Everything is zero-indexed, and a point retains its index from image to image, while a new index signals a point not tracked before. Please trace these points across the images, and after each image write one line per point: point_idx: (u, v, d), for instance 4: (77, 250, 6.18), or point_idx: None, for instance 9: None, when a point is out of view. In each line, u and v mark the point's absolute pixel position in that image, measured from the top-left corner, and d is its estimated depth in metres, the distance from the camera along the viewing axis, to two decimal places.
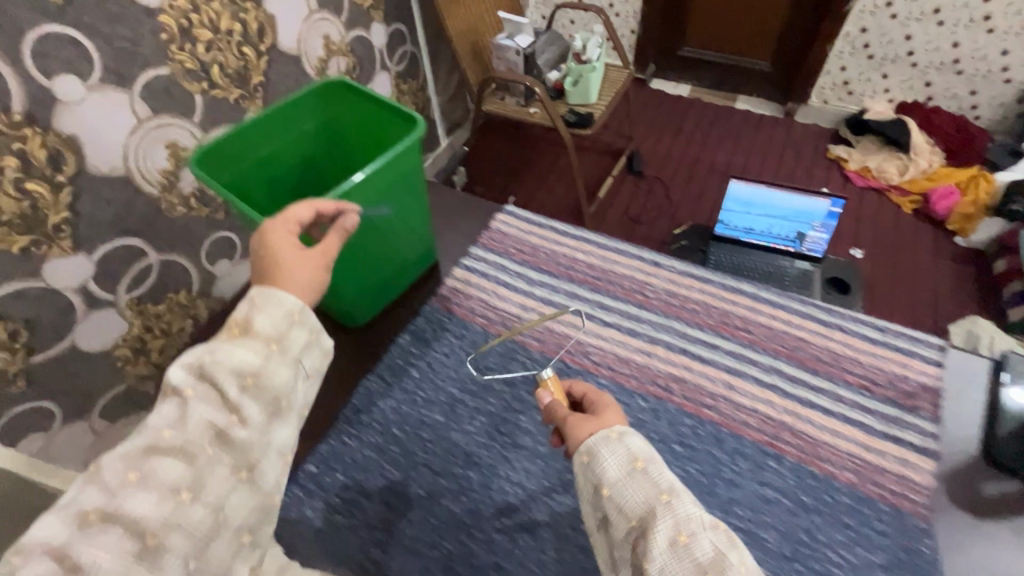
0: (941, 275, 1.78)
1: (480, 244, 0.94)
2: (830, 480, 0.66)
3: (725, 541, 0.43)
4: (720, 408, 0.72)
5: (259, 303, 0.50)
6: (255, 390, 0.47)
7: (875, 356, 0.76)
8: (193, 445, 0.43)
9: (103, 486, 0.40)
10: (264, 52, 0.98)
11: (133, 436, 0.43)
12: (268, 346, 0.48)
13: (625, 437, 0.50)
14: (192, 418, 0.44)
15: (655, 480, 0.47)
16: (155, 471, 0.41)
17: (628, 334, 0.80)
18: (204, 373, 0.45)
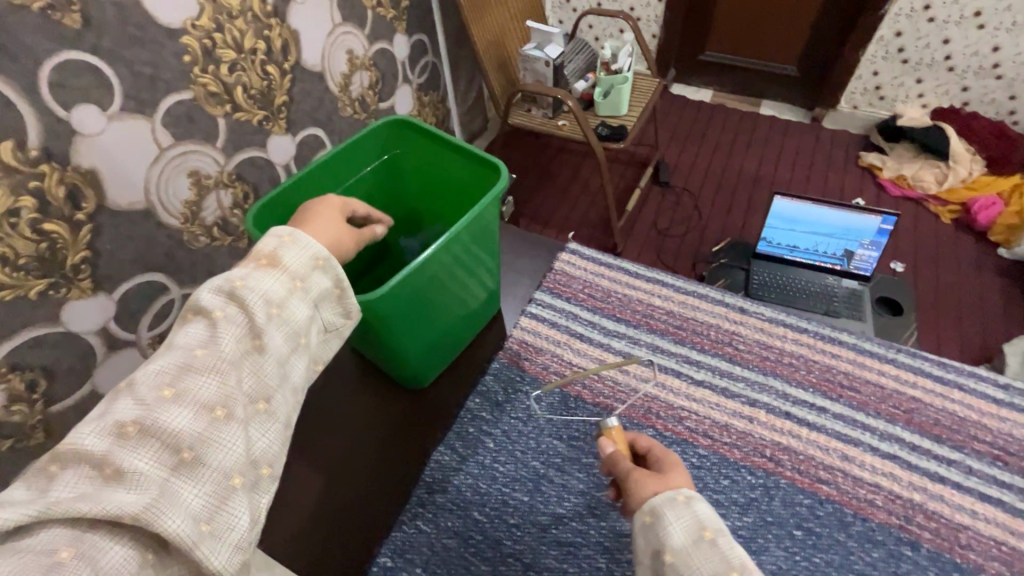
0: (987, 289, 1.66)
1: (545, 289, 0.86)
2: (976, 572, 0.58)
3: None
4: (839, 483, 0.65)
5: (287, 241, 0.51)
6: (281, 322, 0.47)
7: (1003, 421, 0.68)
8: (221, 363, 0.43)
9: (141, 398, 0.40)
10: (289, 70, 0.86)
11: (161, 355, 0.43)
12: (294, 283, 0.49)
13: (694, 501, 0.48)
14: (220, 338, 0.44)
15: (724, 549, 0.45)
16: (187, 391, 0.41)
17: (723, 395, 0.73)
18: (234, 299, 0.46)
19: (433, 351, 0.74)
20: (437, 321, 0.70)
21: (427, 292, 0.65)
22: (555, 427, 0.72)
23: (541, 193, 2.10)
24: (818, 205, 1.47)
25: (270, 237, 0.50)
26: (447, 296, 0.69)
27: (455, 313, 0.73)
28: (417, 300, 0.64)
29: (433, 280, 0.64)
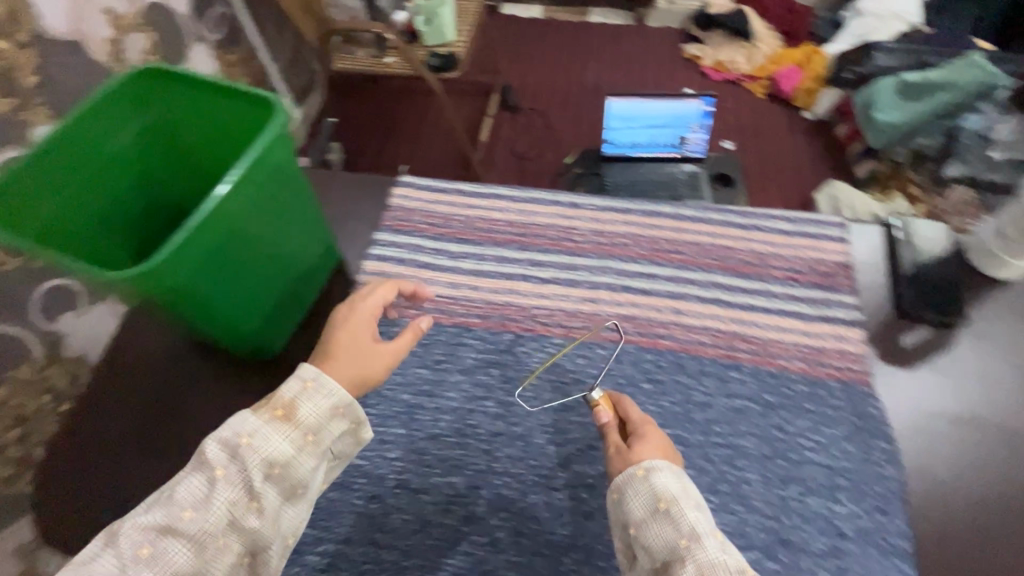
0: (800, 149, 1.92)
1: (385, 227, 0.83)
2: (784, 373, 0.69)
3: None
4: (674, 334, 0.72)
5: (309, 390, 0.50)
6: (283, 479, 0.47)
7: (793, 247, 0.80)
8: (204, 534, 0.43)
9: (130, 542, 0.42)
10: (27, 43, 0.69)
11: (160, 501, 0.44)
12: (302, 444, 0.48)
13: (654, 473, 0.50)
14: (209, 503, 0.44)
15: (678, 519, 0.46)
16: (167, 551, 0.42)
17: (569, 286, 0.77)
18: (237, 457, 0.45)
19: (269, 316, 0.69)
20: (257, 287, 0.65)
21: (226, 261, 0.58)
22: (418, 356, 0.71)
23: (393, 138, 1.98)
24: (648, 100, 1.60)
25: (292, 381, 0.50)
26: (257, 260, 0.63)
27: (280, 273, 0.67)
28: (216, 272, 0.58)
29: (225, 248, 0.57)
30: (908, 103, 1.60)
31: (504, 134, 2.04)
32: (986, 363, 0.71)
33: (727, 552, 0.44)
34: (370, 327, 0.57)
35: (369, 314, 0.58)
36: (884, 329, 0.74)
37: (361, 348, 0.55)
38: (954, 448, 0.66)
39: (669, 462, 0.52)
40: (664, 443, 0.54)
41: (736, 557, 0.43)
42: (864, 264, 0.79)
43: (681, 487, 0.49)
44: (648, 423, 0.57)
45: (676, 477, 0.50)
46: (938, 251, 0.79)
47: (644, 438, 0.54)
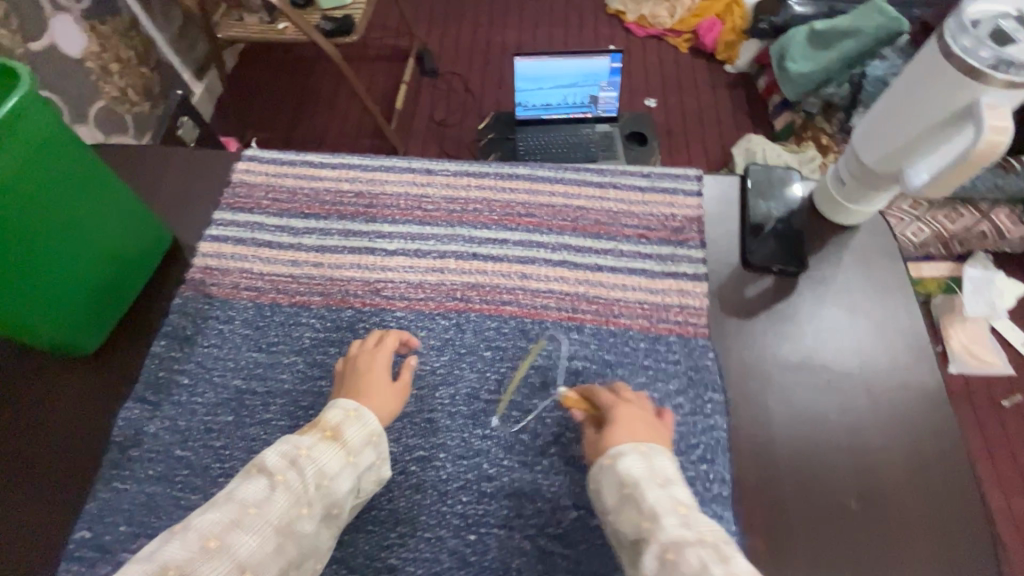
0: (718, 103, 1.90)
1: (225, 206, 0.78)
2: (626, 332, 0.69)
3: (709, 554, 0.42)
4: (519, 299, 0.71)
5: (352, 417, 0.54)
6: (330, 494, 0.51)
7: (647, 204, 0.79)
8: (269, 528, 0.47)
9: (196, 536, 0.45)
10: None
11: (230, 495, 0.48)
12: (349, 462, 0.52)
13: (619, 460, 0.51)
14: (273, 500, 0.48)
15: (641, 503, 0.48)
16: (232, 543, 0.45)
17: (415, 256, 0.74)
18: (299, 464, 0.50)
19: (78, 309, 0.63)
20: (47, 277, 0.58)
21: None
22: (252, 340, 0.68)
23: (304, 110, 1.89)
24: (553, 58, 1.51)
25: (336, 410, 0.55)
26: (35, 245, 0.57)
27: (79, 260, 0.61)
28: None
29: None
30: (821, 53, 1.66)
31: (422, 100, 1.95)
32: (824, 310, 0.72)
33: (690, 527, 0.45)
34: (386, 371, 0.61)
35: (383, 357, 0.61)
36: (730, 281, 0.73)
37: (379, 385, 0.59)
38: (784, 396, 0.66)
39: (638, 443, 0.53)
40: (633, 425, 0.55)
41: (701, 529, 0.45)
42: (718, 216, 0.78)
43: (649, 470, 0.51)
44: (622, 403, 0.58)
45: (643, 458, 0.51)
46: (790, 206, 0.76)
47: (614, 423, 0.55)
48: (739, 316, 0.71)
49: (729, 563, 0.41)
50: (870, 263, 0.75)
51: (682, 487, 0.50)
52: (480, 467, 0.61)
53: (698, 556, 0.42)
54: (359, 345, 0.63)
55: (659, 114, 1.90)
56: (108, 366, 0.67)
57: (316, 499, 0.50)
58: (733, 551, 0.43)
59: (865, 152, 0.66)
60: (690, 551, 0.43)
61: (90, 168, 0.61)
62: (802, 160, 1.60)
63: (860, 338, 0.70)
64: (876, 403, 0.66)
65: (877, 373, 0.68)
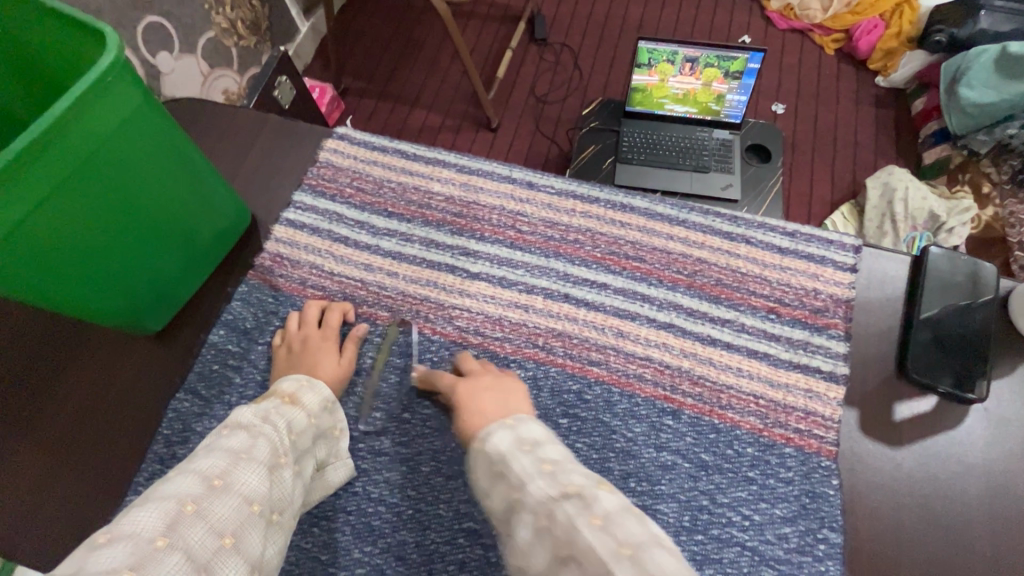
0: (863, 123, 1.63)
1: (307, 188, 0.71)
2: (731, 430, 0.58)
3: (576, 504, 0.38)
4: (611, 362, 0.61)
5: (306, 386, 0.54)
6: (297, 449, 0.49)
7: (784, 271, 0.65)
8: (262, 467, 0.44)
9: (173, 498, 0.38)
10: None
11: (197, 457, 0.43)
12: (311, 421, 0.51)
13: (485, 440, 0.46)
14: (253, 459, 0.44)
15: (507, 474, 0.43)
16: (218, 504, 0.40)
17: (500, 286, 0.65)
18: (268, 419, 0.48)
19: (144, 293, 0.59)
20: (116, 260, 0.54)
21: (54, 227, 0.47)
22: None
23: (403, 64, 1.81)
24: (684, 47, 1.31)
25: (289, 381, 0.54)
26: (107, 225, 0.52)
27: (149, 242, 0.57)
28: (46, 243, 0.47)
29: (50, 207, 0.46)
30: (1010, 82, 1.32)
31: (526, 70, 1.80)
32: (996, 457, 0.56)
33: (556, 481, 0.41)
34: (326, 344, 0.59)
35: (330, 332, 0.61)
36: (874, 392, 0.59)
37: (323, 366, 0.58)
38: (930, 562, 0.52)
39: (507, 417, 0.49)
40: (479, 399, 0.52)
41: (566, 481, 0.40)
42: (871, 304, 0.63)
43: (515, 439, 0.45)
44: (466, 377, 0.56)
45: (509, 430, 0.47)
46: (977, 298, 0.60)
47: (462, 405, 0.53)
48: (880, 439, 0.57)
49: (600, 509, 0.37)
50: None
51: (552, 444, 0.45)
52: None
53: (565, 514, 0.38)
54: (289, 314, 0.64)
55: (786, 123, 1.64)
56: (168, 348, 0.64)
57: (288, 454, 0.47)
58: (597, 490, 0.39)
59: None
60: (559, 508, 0.38)
61: (168, 145, 0.55)
62: (952, 208, 1.34)
63: None
64: None
65: None
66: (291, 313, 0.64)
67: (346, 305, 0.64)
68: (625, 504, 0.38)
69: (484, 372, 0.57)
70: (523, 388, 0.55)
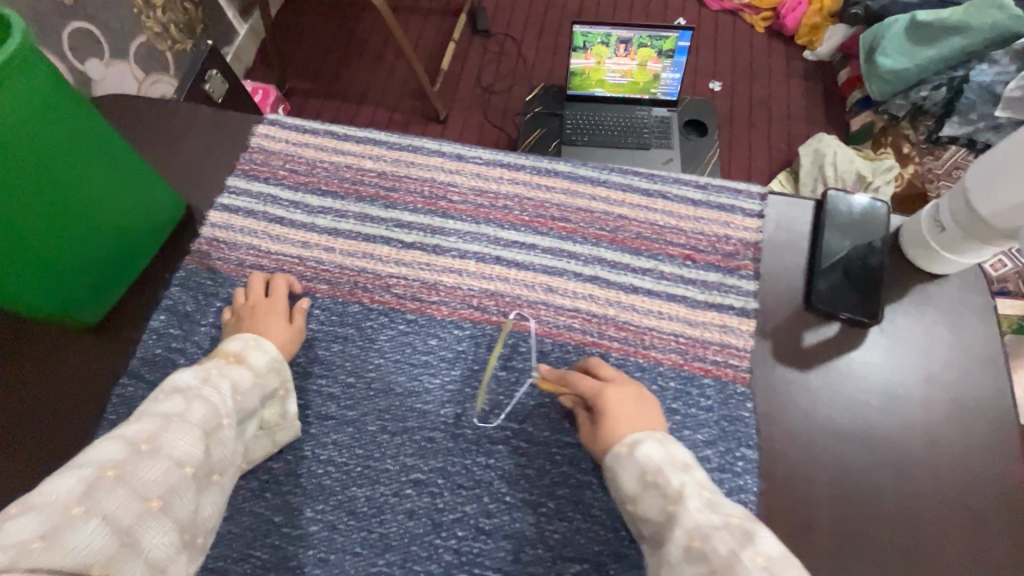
0: (792, 95, 1.72)
1: (241, 173, 0.73)
2: (655, 367, 0.62)
3: (736, 539, 0.39)
4: (542, 316, 0.65)
5: (252, 345, 0.56)
6: (241, 412, 0.51)
7: (698, 221, 0.70)
8: (197, 431, 0.45)
9: (92, 465, 0.39)
10: None
11: (127, 424, 0.44)
12: (256, 382, 0.53)
13: (635, 448, 0.49)
14: (186, 422, 0.45)
15: (664, 486, 0.46)
16: (145, 468, 0.41)
17: (434, 253, 0.68)
18: (208, 382, 0.49)
19: (80, 287, 0.59)
20: (44, 251, 0.54)
21: None
22: None
23: (347, 61, 1.81)
24: (616, 29, 1.36)
25: (236, 342, 0.56)
26: (34, 218, 0.53)
27: (81, 233, 0.57)
28: None
29: None
30: (920, 49, 1.40)
31: (471, 62, 1.83)
32: (894, 371, 0.62)
33: (716, 511, 0.43)
34: (278, 310, 0.61)
35: (279, 298, 0.62)
36: (787, 323, 0.64)
37: (276, 324, 0.60)
38: (836, 469, 0.57)
39: (653, 431, 0.52)
40: (623, 408, 0.53)
41: (726, 512, 0.43)
42: (781, 246, 0.68)
43: (668, 455, 0.49)
44: (609, 385, 0.56)
45: (661, 444, 0.50)
46: (874, 237, 0.65)
47: (606, 412, 0.54)
48: (791, 364, 0.62)
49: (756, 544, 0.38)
50: (957, 321, 0.64)
51: (702, 472, 0.48)
52: (480, 500, 0.57)
53: (724, 542, 0.39)
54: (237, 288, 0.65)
55: (721, 98, 1.72)
56: (107, 337, 0.64)
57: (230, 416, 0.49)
58: (758, 528, 0.40)
59: (986, 194, 0.56)
60: (716, 536, 0.40)
61: (95, 140, 0.56)
62: (876, 168, 1.44)
63: (932, 408, 0.60)
64: (942, 490, 0.57)
65: (946, 454, 0.58)
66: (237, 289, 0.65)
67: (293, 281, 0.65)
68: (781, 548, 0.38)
69: (623, 383, 0.56)
70: (656, 405, 0.55)
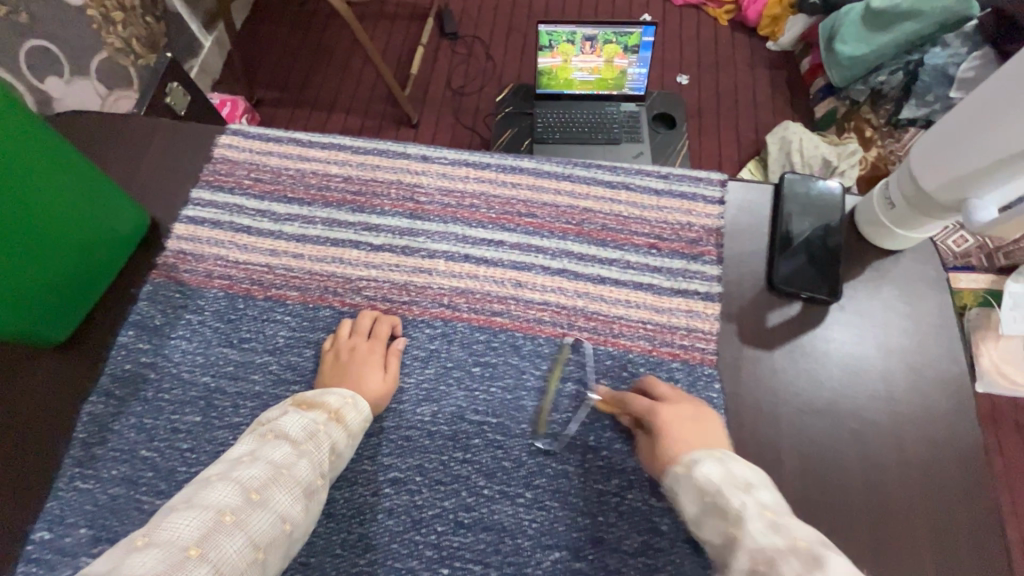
0: (756, 85, 1.75)
1: (205, 184, 0.72)
2: (625, 354, 0.64)
3: (804, 563, 0.35)
4: (512, 311, 0.66)
5: (351, 403, 0.56)
6: (331, 470, 0.52)
7: (661, 210, 0.71)
8: (301, 484, 0.48)
9: (212, 508, 0.42)
10: None
11: (244, 465, 0.47)
12: (350, 442, 0.54)
13: (693, 468, 0.46)
14: (292, 475, 0.47)
15: (724, 508, 0.42)
16: (254, 519, 0.43)
17: (403, 254, 0.69)
18: (315, 436, 0.51)
19: (44, 306, 0.59)
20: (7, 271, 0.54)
21: None
22: (223, 335, 0.65)
23: (316, 69, 1.80)
24: (581, 27, 1.38)
25: (335, 395, 0.56)
26: None
27: (44, 253, 0.57)
28: None
29: None
30: (878, 34, 1.44)
31: (441, 66, 1.84)
32: (854, 346, 0.64)
33: (780, 533, 0.38)
34: (374, 357, 0.61)
35: (378, 344, 0.62)
36: (751, 305, 0.66)
37: (369, 378, 0.60)
38: (802, 443, 0.59)
39: (710, 449, 0.48)
40: (680, 427, 0.52)
41: (791, 534, 0.38)
42: (742, 230, 0.70)
43: (727, 474, 0.45)
44: (663, 402, 0.55)
45: (721, 464, 0.46)
46: (830, 220, 0.66)
47: (665, 430, 0.52)
48: (756, 344, 0.64)
49: (826, 569, 0.34)
50: (911, 295, 0.66)
51: (769, 491, 0.43)
52: (459, 494, 0.57)
53: (786, 567, 0.35)
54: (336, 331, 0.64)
55: (688, 91, 1.75)
56: (74, 354, 0.63)
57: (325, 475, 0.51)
58: (824, 551, 0.35)
59: (930, 170, 0.57)
60: (777, 560, 0.36)
61: (73, 172, 0.58)
62: (842, 152, 1.47)
63: (891, 381, 0.62)
64: (904, 459, 0.59)
65: (907, 424, 0.60)
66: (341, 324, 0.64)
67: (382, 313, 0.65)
68: (854, 574, 0.33)
69: (680, 400, 0.55)
70: (720, 425, 0.53)
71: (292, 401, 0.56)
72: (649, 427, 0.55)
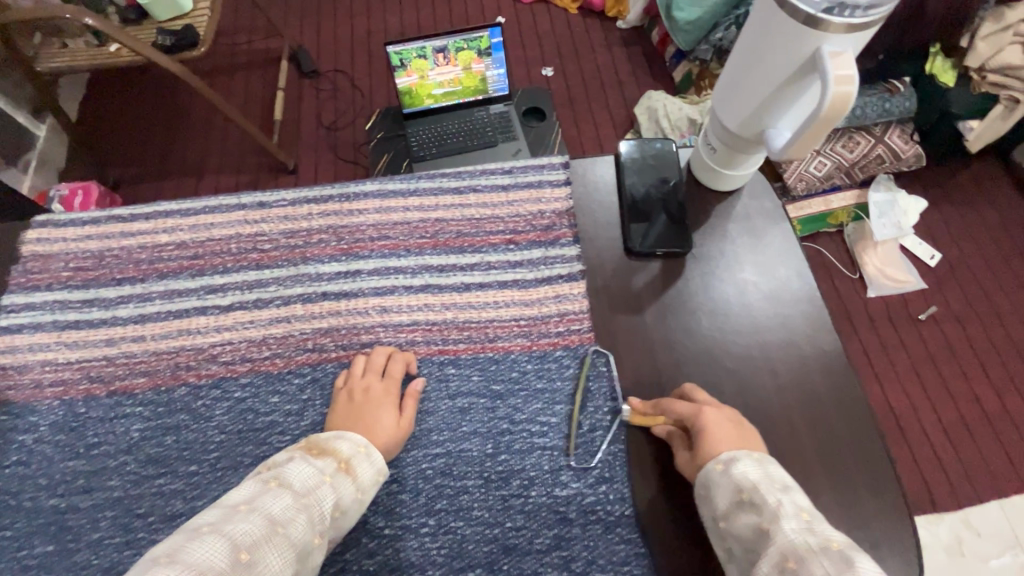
0: (615, 64, 1.83)
1: (17, 287, 0.65)
2: (507, 355, 0.63)
3: (836, 564, 0.38)
4: (381, 339, 0.63)
5: (363, 454, 0.52)
6: (334, 526, 0.47)
7: (512, 204, 0.71)
8: (297, 545, 0.42)
9: (193, 568, 0.37)
10: None
11: (239, 516, 0.41)
12: (358, 497, 0.49)
13: (733, 466, 0.48)
14: (288, 534, 0.42)
15: (760, 506, 0.44)
16: None
17: (255, 308, 0.65)
18: (316, 492, 0.46)
19: None
20: None
21: None
22: (67, 446, 0.58)
23: (173, 135, 1.70)
24: (430, 41, 1.38)
25: (347, 443, 0.52)
26: None
27: None
28: None
29: None
30: None
31: (307, 106, 1.78)
32: (716, 289, 0.66)
33: (813, 533, 0.41)
34: (393, 399, 0.57)
35: (394, 383, 0.59)
36: (614, 274, 0.67)
37: (386, 423, 0.56)
38: None
39: (750, 451, 0.50)
40: (725, 429, 0.51)
41: (823, 536, 0.41)
42: (593, 204, 0.71)
43: (767, 477, 0.47)
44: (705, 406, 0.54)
45: (760, 464, 0.48)
46: (668, 177, 0.69)
47: (706, 430, 0.51)
48: (626, 309, 0.65)
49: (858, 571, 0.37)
50: (755, 230, 0.70)
51: (802, 494, 0.46)
52: (359, 543, 0.54)
53: (822, 568, 0.38)
54: (357, 357, 0.61)
55: (554, 82, 1.80)
56: None
57: (324, 534, 0.46)
58: (855, 554, 0.38)
59: (727, 116, 0.60)
60: (813, 560, 0.39)
61: None
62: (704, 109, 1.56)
63: (756, 314, 0.65)
64: (780, 385, 0.61)
65: (774, 349, 0.63)
66: (357, 356, 0.61)
67: (384, 348, 0.62)
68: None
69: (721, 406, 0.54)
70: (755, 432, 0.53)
71: (301, 446, 0.51)
72: (691, 431, 0.53)
